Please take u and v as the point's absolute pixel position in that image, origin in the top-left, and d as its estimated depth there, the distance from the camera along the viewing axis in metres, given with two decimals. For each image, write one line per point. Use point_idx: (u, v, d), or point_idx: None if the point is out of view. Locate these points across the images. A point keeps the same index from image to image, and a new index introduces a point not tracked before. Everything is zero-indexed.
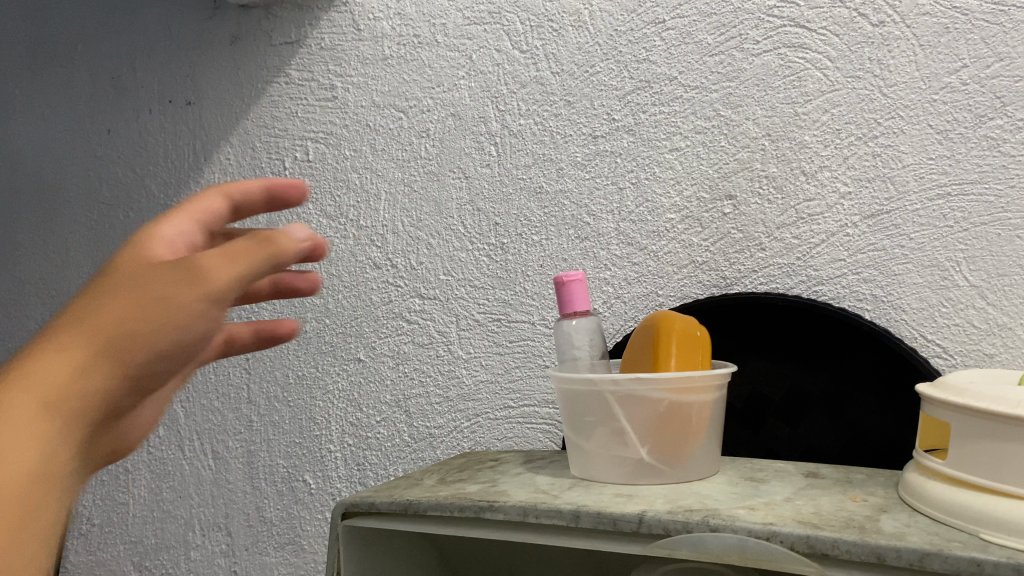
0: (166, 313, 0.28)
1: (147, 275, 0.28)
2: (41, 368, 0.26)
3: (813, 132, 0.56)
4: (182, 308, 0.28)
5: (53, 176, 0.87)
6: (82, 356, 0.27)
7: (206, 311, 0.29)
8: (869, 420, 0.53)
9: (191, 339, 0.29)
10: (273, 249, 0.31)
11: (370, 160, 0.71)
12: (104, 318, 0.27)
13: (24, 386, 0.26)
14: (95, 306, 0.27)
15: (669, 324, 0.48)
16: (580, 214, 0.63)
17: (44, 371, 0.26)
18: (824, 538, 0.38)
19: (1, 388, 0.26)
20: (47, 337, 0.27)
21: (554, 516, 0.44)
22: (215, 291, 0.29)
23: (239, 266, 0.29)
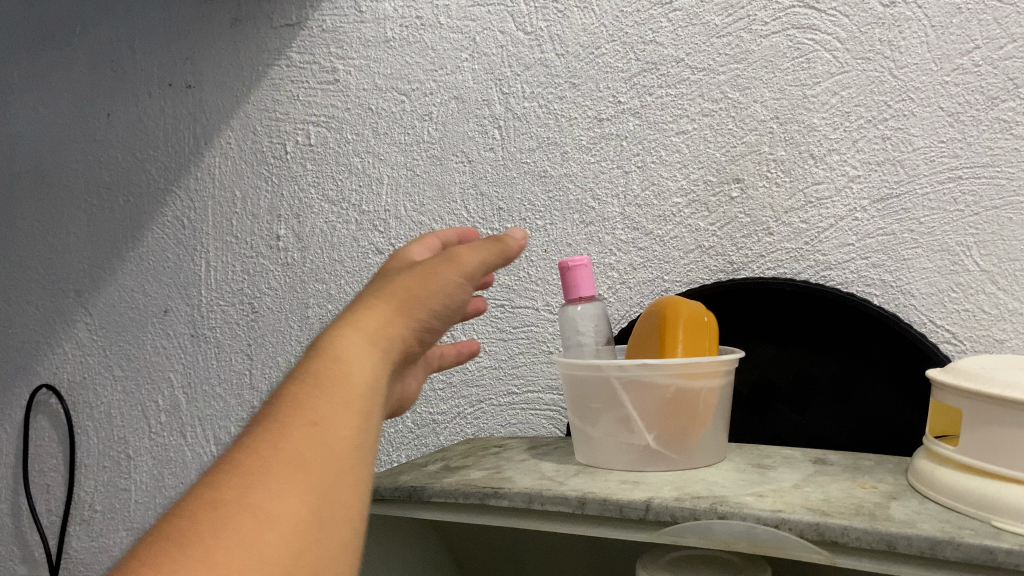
0: (435, 289, 0.36)
1: (415, 273, 0.37)
2: (353, 338, 0.33)
3: (822, 115, 0.55)
4: (445, 284, 0.37)
5: (53, 160, 0.86)
6: (376, 328, 0.34)
7: (457, 289, 0.37)
8: (878, 407, 0.53)
9: (445, 318, 0.38)
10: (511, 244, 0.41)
11: (372, 143, 0.70)
12: (387, 306, 0.35)
13: (344, 351, 0.32)
14: (383, 298, 0.35)
15: (676, 311, 0.47)
16: (585, 198, 0.62)
17: (357, 338, 0.33)
18: (834, 526, 0.37)
19: (337, 334, 0.33)
20: (343, 320, 0.34)
21: (560, 503, 0.43)
22: (464, 274, 0.38)
23: (483, 258, 0.39)
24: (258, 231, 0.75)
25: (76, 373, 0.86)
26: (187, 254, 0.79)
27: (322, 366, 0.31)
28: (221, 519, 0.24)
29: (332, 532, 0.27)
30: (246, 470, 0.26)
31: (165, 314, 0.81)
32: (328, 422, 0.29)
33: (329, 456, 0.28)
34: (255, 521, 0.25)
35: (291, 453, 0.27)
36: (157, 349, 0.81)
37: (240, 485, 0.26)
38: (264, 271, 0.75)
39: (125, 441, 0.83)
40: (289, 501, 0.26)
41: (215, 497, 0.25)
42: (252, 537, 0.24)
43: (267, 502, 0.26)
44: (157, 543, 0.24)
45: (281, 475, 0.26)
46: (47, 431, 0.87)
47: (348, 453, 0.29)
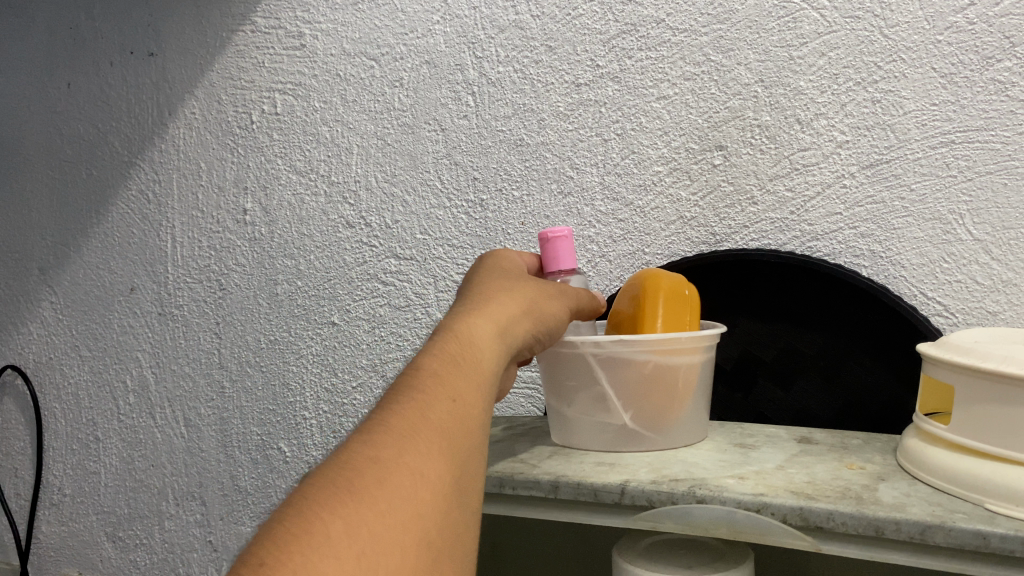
0: (549, 308, 0.40)
1: (533, 287, 0.40)
2: (485, 329, 0.35)
3: (808, 77, 0.52)
4: (557, 307, 0.41)
5: (13, 132, 0.83)
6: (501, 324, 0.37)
7: (564, 316, 0.41)
8: (866, 382, 0.51)
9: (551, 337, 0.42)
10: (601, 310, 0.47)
11: (341, 112, 0.67)
12: (510, 305, 0.38)
13: (475, 339, 0.35)
14: (509, 299, 0.38)
15: (656, 285, 0.45)
16: (562, 167, 0.60)
17: (488, 329, 0.35)
18: (818, 510, 0.35)
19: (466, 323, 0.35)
20: (469, 311, 0.37)
21: (531, 487, 0.41)
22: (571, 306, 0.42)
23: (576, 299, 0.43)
24: (225, 204, 0.73)
25: (42, 353, 0.83)
26: (152, 229, 0.76)
27: (456, 352, 0.33)
28: (385, 473, 0.26)
29: (467, 502, 0.29)
30: (401, 430, 0.28)
31: (132, 291, 0.78)
32: (465, 401, 0.31)
33: (464, 433, 0.30)
34: (412, 479, 0.27)
35: (440, 423, 0.29)
36: (124, 329, 0.78)
37: (399, 444, 0.27)
38: (231, 247, 0.72)
39: (93, 423, 0.81)
40: (437, 468, 0.28)
41: (378, 450, 0.27)
42: (412, 494, 0.26)
43: (423, 465, 0.27)
44: (328, 484, 0.25)
45: (430, 440, 0.28)
46: (13, 413, 0.85)
47: (479, 434, 0.31)
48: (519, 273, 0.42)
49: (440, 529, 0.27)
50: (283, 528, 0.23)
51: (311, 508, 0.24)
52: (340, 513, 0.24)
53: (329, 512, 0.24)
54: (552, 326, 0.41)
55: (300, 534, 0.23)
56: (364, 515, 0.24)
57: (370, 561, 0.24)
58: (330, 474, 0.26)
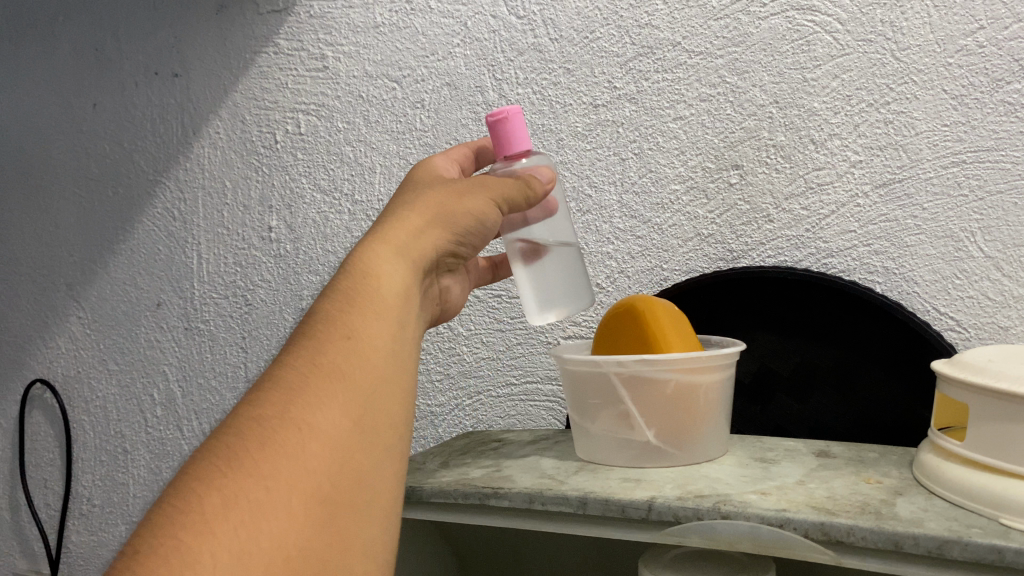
0: (462, 207, 0.41)
1: (444, 190, 0.42)
2: (384, 266, 0.38)
3: (822, 98, 0.53)
4: (471, 201, 0.42)
5: (39, 152, 0.85)
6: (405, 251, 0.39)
7: (485, 205, 0.42)
8: (880, 395, 0.52)
9: (481, 230, 0.43)
10: (537, 187, 0.45)
11: (363, 132, 0.69)
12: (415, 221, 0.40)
13: (374, 276, 0.37)
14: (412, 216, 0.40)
15: (648, 307, 0.47)
16: (581, 186, 0.61)
17: (389, 267, 0.38)
18: (839, 525, 0.37)
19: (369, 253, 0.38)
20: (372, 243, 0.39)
21: (560, 503, 0.43)
22: (489, 194, 0.42)
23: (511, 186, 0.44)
24: (250, 222, 0.74)
25: (70, 367, 0.85)
26: (178, 246, 0.78)
27: (349, 296, 0.36)
28: (268, 435, 0.29)
29: (371, 440, 0.32)
30: (284, 392, 0.31)
31: (158, 307, 0.80)
32: (360, 343, 0.34)
33: (360, 376, 0.33)
34: (300, 433, 0.30)
35: (325, 373, 0.32)
36: (151, 343, 0.80)
37: (281, 404, 0.30)
38: (257, 263, 0.74)
39: (121, 435, 0.83)
40: (328, 417, 0.31)
41: (260, 414, 0.30)
42: (297, 449, 0.29)
43: (310, 419, 0.30)
44: (210, 460, 0.28)
45: (315, 393, 0.31)
46: (43, 425, 0.87)
47: (381, 371, 0.34)
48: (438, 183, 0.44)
49: (335, 475, 0.30)
50: (163, 516, 0.26)
51: (192, 488, 0.27)
52: (217, 487, 0.27)
53: (207, 489, 0.27)
54: (472, 225, 0.42)
55: (178, 519, 0.26)
56: (243, 483, 0.27)
57: (254, 521, 0.27)
58: (216, 448, 0.29)
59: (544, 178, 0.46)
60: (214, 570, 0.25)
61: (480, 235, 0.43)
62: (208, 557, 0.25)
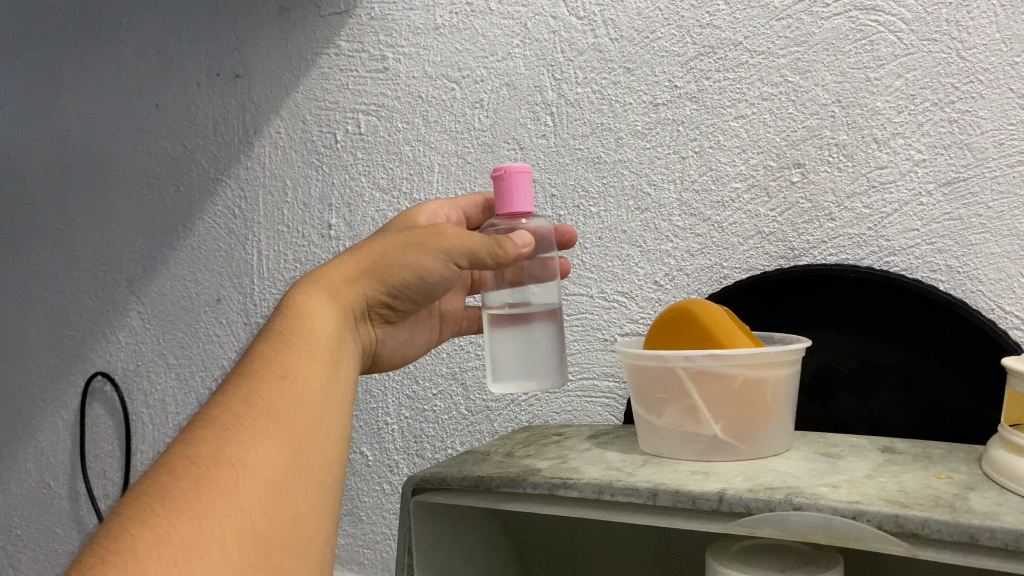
0: (402, 259, 0.44)
1: (393, 238, 0.46)
2: (317, 315, 0.42)
3: (885, 97, 0.54)
4: (413, 255, 0.44)
5: (103, 152, 0.89)
6: (340, 301, 0.44)
7: (434, 260, 0.44)
8: (944, 394, 0.52)
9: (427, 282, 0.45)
10: (505, 247, 0.44)
11: (422, 131, 0.70)
12: (348, 275, 0.45)
13: (307, 326, 0.41)
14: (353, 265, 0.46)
15: (711, 313, 0.48)
16: (640, 184, 0.62)
17: (321, 318, 0.42)
18: (913, 518, 0.37)
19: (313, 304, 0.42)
20: (310, 292, 0.44)
21: (630, 494, 0.43)
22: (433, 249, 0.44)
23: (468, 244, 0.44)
24: (310, 219, 0.76)
25: (130, 360, 0.88)
26: (239, 243, 0.80)
27: (283, 346, 0.40)
28: (202, 475, 0.31)
29: (302, 477, 0.35)
30: (217, 431, 0.34)
31: (218, 302, 0.82)
32: (292, 387, 0.38)
33: (293, 416, 0.37)
34: (233, 471, 0.32)
35: (259, 413, 0.35)
36: (210, 337, 0.82)
37: (216, 444, 0.33)
38: (316, 260, 0.76)
39: (179, 427, 0.85)
40: (260, 456, 0.34)
41: (194, 453, 0.32)
42: (231, 487, 0.32)
43: (244, 457, 0.33)
44: (145, 500, 0.30)
45: (250, 432, 0.34)
46: (103, 417, 0.90)
47: (310, 414, 0.38)
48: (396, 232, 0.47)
49: (268, 512, 0.32)
50: (97, 552, 0.28)
51: (127, 527, 0.29)
52: (152, 526, 0.29)
53: (141, 526, 0.29)
54: (415, 276, 0.45)
55: (113, 556, 0.28)
56: (180, 520, 0.29)
57: (191, 558, 0.29)
58: (150, 487, 0.31)
59: (518, 241, 0.45)
60: None
61: (429, 287, 0.46)
62: None
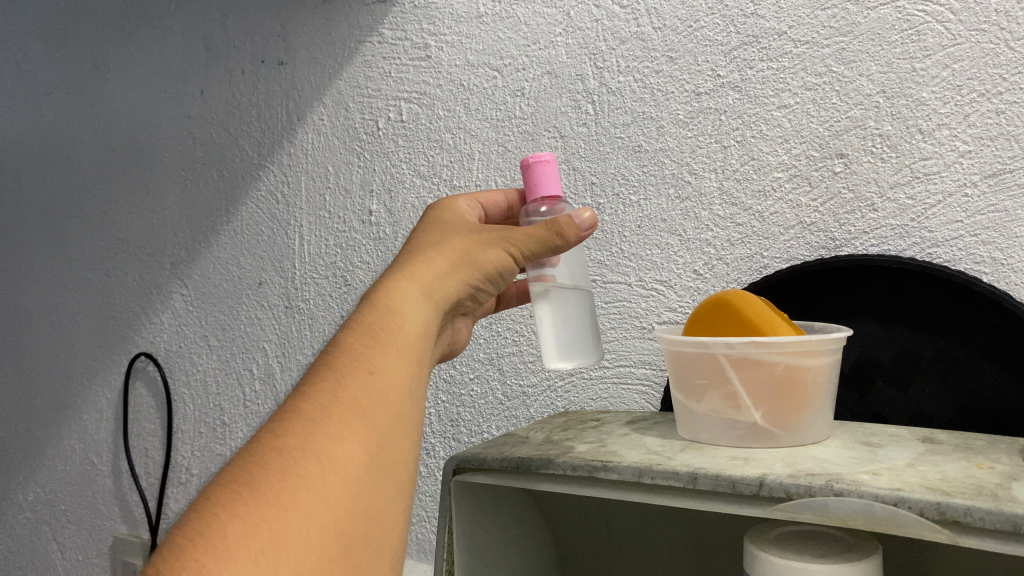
0: (488, 255, 0.44)
1: (467, 237, 0.45)
2: (407, 309, 0.41)
3: (931, 88, 0.53)
4: (494, 253, 0.44)
5: (148, 136, 0.91)
6: (432, 297, 0.43)
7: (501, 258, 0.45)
8: (985, 386, 0.52)
9: (496, 280, 0.46)
10: (569, 233, 0.44)
11: (464, 119, 0.71)
12: (438, 270, 0.43)
13: (396, 320, 0.40)
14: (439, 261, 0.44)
15: (747, 301, 0.49)
16: (681, 173, 0.62)
17: (411, 313, 0.41)
18: (956, 505, 0.37)
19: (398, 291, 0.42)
20: (399, 284, 0.42)
21: (670, 478, 0.44)
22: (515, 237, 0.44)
23: (532, 243, 0.44)
24: (351, 205, 0.77)
25: (172, 342, 0.90)
26: (281, 227, 0.82)
27: (371, 337, 0.39)
28: (289, 467, 0.32)
29: (385, 474, 0.35)
30: (305, 424, 0.34)
31: (259, 286, 0.83)
32: (378, 382, 0.37)
33: (379, 412, 0.36)
34: (319, 465, 0.33)
35: (346, 408, 0.35)
36: (252, 320, 0.84)
37: (302, 436, 0.34)
38: (356, 245, 0.77)
39: (220, 407, 0.86)
40: (345, 450, 0.34)
41: (282, 445, 0.33)
42: (315, 483, 0.32)
43: (329, 451, 0.33)
44: (235, 488, 0.31)
45: (336, 427, 0.34)
46: (145, 396, 0.92)
47: (395, 407, 0.37)
48: (462, 228, 0.46)
49: (350, 507, 0.33)
50: (189, 536, 0.30)
51: (217, 514, 0.30)
52: (241, 516, 0.30)
53: (229, 514, 0.30)
54: (492, 273, 0.45)
55: (204, 544, 0.29)
56: (264, 513, 0.30)
57: (275, 552, 0.30)
58: (239, 475, 0.32)
59: (583, 222, 0.44)
60: None
61: (497, 282, 0.46)
62: None
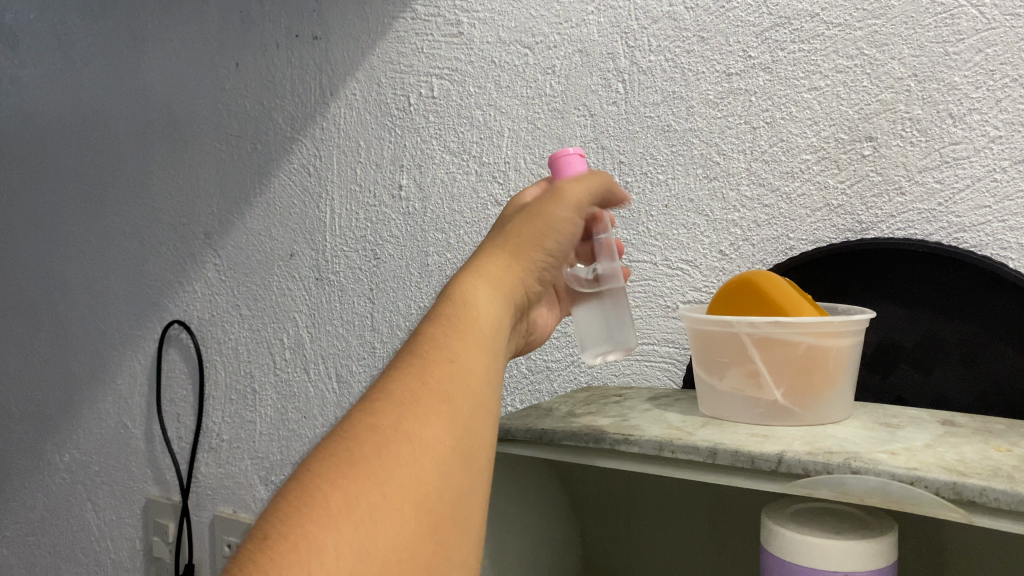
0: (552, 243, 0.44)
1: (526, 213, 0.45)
2: (481, 300, 0.41)
3: (963, 72, 0.53)
4: (557, 215, 0.44)
5: (184, 108, 0.93)
6: (504, 290, 0.42)
7: (565, 214, 0.45)
8: (1008, 371, 0.52)
9: (566, 240, 0.45)
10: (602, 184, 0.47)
11: (494, 97, 0.72)
12: (510, 266, 0.43)
13: (472, 308, 0.40)
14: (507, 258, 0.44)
15: (771, 281, 0.49)
16: (709, 153, 0.63)
17: (485, 303, 0.41)
18: (971, 486, 0.37)
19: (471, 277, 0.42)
20: (473, 278, 0.42)
21: (690, 452, 0.44)
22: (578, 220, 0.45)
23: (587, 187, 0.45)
24: (382, 180, 0.79)
25: (205, 310, 0.92)
26: (313, 200, 0.83)
27: (450, 324, 0.39)
28: (383, 445, 0.32)
29: (470, 458, 0.35)
30: (396, 404, 0.34)
31: (291, 257, 0.85)
32: (460, 366, 0.37)
33: (463, 394, 0.36)
34: (410, 445, 0.33)
35: (433, 390, 0.35)
36: (283, 291, 0.86)
37: (394, 416, 0.34)
38: (386, 219, 0.78)
39: (251, 375, 0.88)
40: (434, 432, 0.34)
41: (375, 422, 0.33)
42: (407, 464, 0.32)
43: (419, 432, 0.34)
44: (330, 462, 0.32)
45: (424, 408, 0.34)
46: (179, 363, 0.95)
47: (479, 392, 0.37)
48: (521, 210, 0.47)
49: (440, 489, 0.33)
50: (289, 504, 0.30)
51: (314, 485, 0.31)
52: (338, 489, 0.31)
53: (329, 487, 0.31)
54: (560, 234, 0.45)
55: (306, 513, 0.30)
56: (361, 490, 0.31)
57: (372, 527, 0.30)
58: (332, 450, 0.32)
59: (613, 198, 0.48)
60: (335, 563, 0.29)
61: (567, 242, 0.45)
62: (332, 552, 0.29)
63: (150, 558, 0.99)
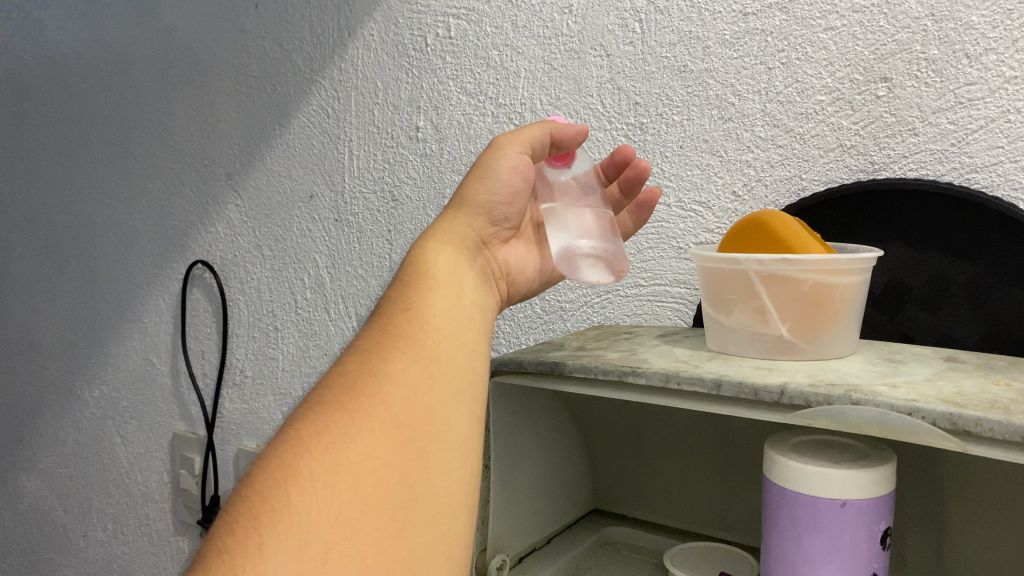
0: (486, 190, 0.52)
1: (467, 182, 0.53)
2: (433, 256, 0.48)
3: (981, 12, 0.53)
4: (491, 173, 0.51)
5: (204, 50, 0.94)
6: (456, 240, 0.50)
7: (497, 170, 0.51)
8: (1015, 310, 0.52)
9: (508, 192, 0.52)
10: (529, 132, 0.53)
11: (510, 37, 0.72)
12: (456, 225, 0.51)
13: (426, 264, 0.47)
14: (457, 214, 0.52)
15: (783, 222, 0.50)
16: (724, 94, 0.63)
17: (440, 257, 0.48)
18: (968, 416, 0.37)
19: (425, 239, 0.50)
20: (425, 240, 0.49)
21: (694, 384, 0.45)
22: (516, 147, 0.52)
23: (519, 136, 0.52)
24: (399, 121, 0.80)
25: (227, 251, 0.94)
26: (331, 142, 0.84)
27: (407, 285, 0.46)
28: (352, 383, 0.38)
29: (441, 384, 0.41)
30: (363, 355, 0.40)
31: (311, 198, 0.86)
32: (419, 313, 0.43)
33: (424, 334, 0.42)
34: (377, 378, 0.39)
35: (391, 338, 0.41)
36: (303, 232, 0.87)
37: (361, 363, 0.40)
38: (404, 160, 0.79)
39: (273, 313, 0.91)
40: (399, 366, 0.40)
41: (345, 371, 0.40)
42: (375, 392, 0.38)
43: (384, 367, 0.39)
44: (309, 407, 0.38)
45: (385, 354, 0.40)
46: (202, 302, 0.97)
47: (442, 331, 0.43)
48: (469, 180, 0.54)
49: (410, 408, 0.38)
50: (275, 442, 0.36)
51: (294, 426, 0.36)
52: (313, 422, 0.36)
53: (304, 422, 0.36)
54: (501, 185, 0.52)
55: (288, 443, 0.35)
56: (334, 418, 0.36)
57: (345, 441, 0.35)
58: (311, 399, 0.39)
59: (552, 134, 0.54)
60: (312, 475, 0.34)
61: (510, 190, 0.52)
62: (308, 466, 0.34)
63: (177, 489, 1.03)
